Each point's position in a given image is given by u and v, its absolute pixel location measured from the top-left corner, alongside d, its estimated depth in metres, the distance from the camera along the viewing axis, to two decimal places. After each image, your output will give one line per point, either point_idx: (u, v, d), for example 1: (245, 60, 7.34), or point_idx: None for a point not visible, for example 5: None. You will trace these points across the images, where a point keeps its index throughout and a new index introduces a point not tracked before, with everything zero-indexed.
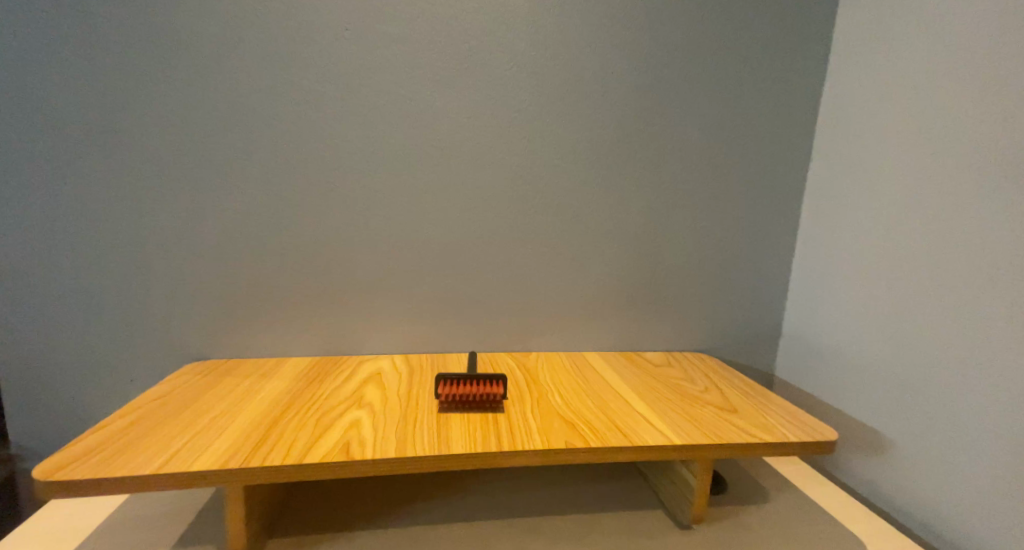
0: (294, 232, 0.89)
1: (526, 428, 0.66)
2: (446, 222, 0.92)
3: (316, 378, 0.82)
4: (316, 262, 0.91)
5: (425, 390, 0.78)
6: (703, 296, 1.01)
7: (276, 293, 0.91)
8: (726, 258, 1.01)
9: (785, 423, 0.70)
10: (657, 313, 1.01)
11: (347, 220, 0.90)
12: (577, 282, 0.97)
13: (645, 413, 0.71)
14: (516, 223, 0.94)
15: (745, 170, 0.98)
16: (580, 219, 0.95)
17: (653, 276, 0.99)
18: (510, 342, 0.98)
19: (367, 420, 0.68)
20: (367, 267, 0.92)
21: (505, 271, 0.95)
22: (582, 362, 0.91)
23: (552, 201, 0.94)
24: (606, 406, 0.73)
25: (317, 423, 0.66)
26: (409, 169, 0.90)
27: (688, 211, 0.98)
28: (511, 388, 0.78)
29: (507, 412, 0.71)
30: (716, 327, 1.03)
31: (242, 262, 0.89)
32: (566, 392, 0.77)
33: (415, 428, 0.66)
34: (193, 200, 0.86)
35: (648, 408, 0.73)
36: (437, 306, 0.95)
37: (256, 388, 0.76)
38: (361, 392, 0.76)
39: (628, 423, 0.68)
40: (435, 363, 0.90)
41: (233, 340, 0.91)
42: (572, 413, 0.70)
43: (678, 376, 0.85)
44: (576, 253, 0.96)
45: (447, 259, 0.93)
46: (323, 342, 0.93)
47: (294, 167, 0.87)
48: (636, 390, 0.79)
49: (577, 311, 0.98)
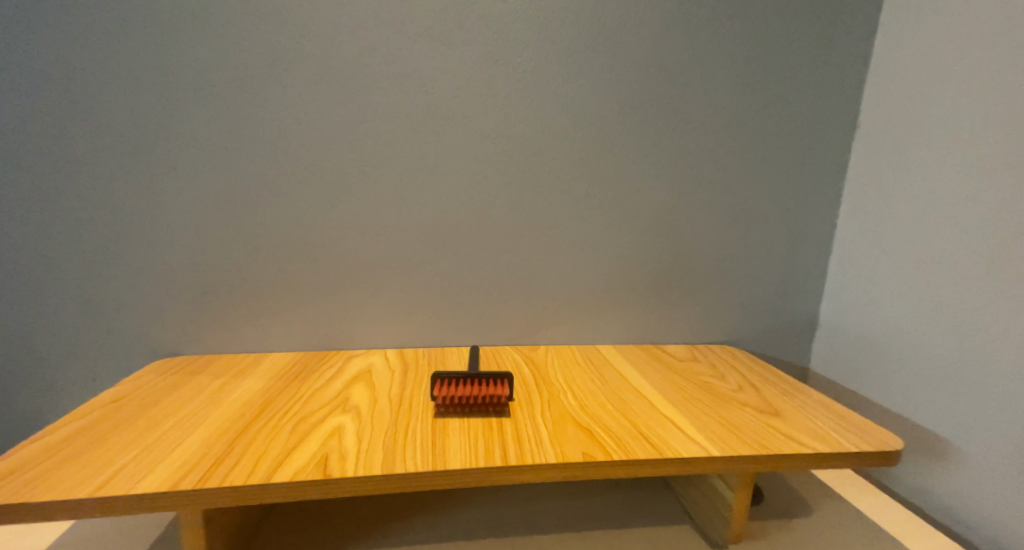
0: (271, 213, 0.79)
1: (536, 436, 0.57)
2: (443, 201, 0.82)
3: (297, 377, 0.72)
4: (298, 248, 0.81)
5: (421, 390, 0.68)
6: (730, 283, 0.91)
7: (253, 282, 0.81)
8: (756, 240, 0.90)
9: (838, 430, 0.60)
10: (678, 302, 0.91)
11: (331, 200, 0.80)
12: (590, 268, 0.87)
13: (673, 417, 0.62)
14: (521, 203, 0.84)
15: (779, 141, 0.87)
16: (594, 198, 0.85)
17: (674, 261, 0.89)
18: (515, 335, 0.88)
19: (351, 427, 0.58)
20: (355, 252, 0.82)
21: (509, 257, 0.85)
22: (596, 357, 0.81)
23: (562, 177, 0.84)
24: (627, 409, 0.63)
25: (293, 432, 0.57)
26: (401, 141, 0.79)
27: (715, 187, 0.87)
28: (518, 388, 0.68)
29: (513, 415, 0.61)
30: (744, 317, 0.93)
31: (213, 248, 0.79)
32: (580, 392, 0.67)
33: (406, 437, 0.57)
34: (155, 178, 0.76)
35: (676, 411, 0.63)
36: (434, 296, 0.85)
37: (227, 390, 0.68)
38: (347, 394, 0.67)
39: (654, 429, 0.59)
40: (433, 359, 0.81)
41: (206, 335, 0.82)
42: (589, 418, 0.61)
43: (706, 372, 0.75)
44: (588, 235, 0.86)
45: (444, 243, 0.83)
46: (307, 335, 0.84)
47: (270, 139, 0.77)
48: (660, 389, 0.69)
49: (590, 300, 0.89)
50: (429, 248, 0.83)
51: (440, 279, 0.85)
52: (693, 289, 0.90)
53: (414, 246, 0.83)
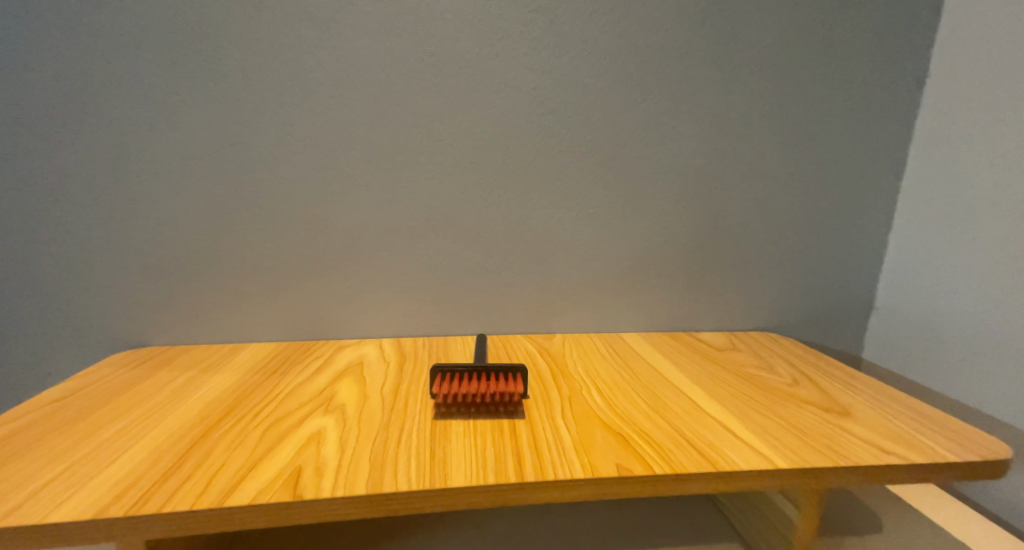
0: (246, 183, 0.69)
1: (557, 444, 0.46)
2: (444, 168, 0.71)
3: (276, 371, 0.62)
4: (278, 224, 0.71)
5: (418, 386, 0.58)
6: (774, 263, 0.80)
7: (228, 263, 0.71)
8: (804, 212, 0.78)
9: (924, 434, 0.49)
10: (713, 284, 0.79)
11: (315, 167, 0.69)
12: (613, 245, 0.76)
13: (723, 417, 0.51)
14: (534, 169, 0.72)
15: (834, 95, 0.75)
16: (618, 163, 0.74)
17: (710, 236, 0.78)
18: (527, 322, 0.78)
19: (333, 433, 0.48)
20: (343, 228, 0.72)
21: (520, 233, 0.74)
22: (621, 347, 0.71)
23: (581, 139, 0.72)
24: (665, 408, 0.53)
25: (261, 439, 0.47)
26: (395, 97, 0.68)
27: (759, 150, 0.76)
28: (532, 383, 0.58)
29: (529, 417, 0.51)
30: (788, 301, 0.81)
31: (180, 224, 0.69)
32: (607, 388, 0.57)
33: (400, 445, 0.47)
34: (108, 141, 0.66)
35: (725, 410, 0.52)
36: (436, 279, 0.75)
37: (193, 386, 0.58)
38: (332, 390, 0.57)
39: (700, 433, 0.48)
40: (434, 350, 0.70)
41: (175, 323, 0.72)
42: (621, 419, 0.50)
43: (752, 363, 0.65)
44: (612, 207, 0.75)
45: (446, 217, 0.73)
46: (292, 323, 0.74)
47: (242, 94, 0.66)
48: (701, 384, 0.59)
49: (613, 282, 0.78)
50: (429, 223, 0.72)
51: (441, 259, 0.74)
52: (731, 269, 0.79)
53: (412, 221, 0.72)
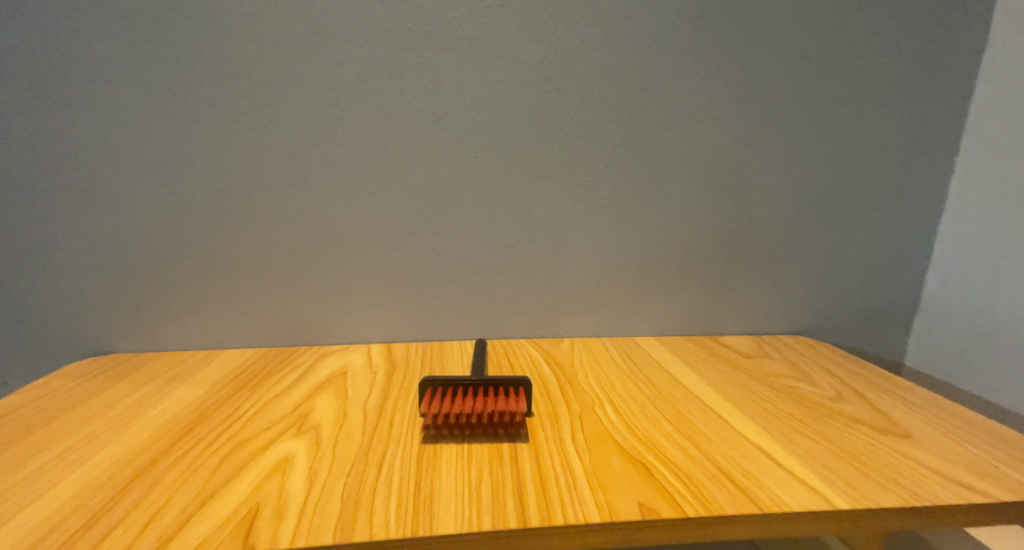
0: (216, 171, 0.62)
1: (566, 476, 0.39)
2: (437, 154, 0.63)
3: (249, 383, 0.55)
4: (253, 217, 0.63)
5: (406, 402, 0.51)
6: (808, 259, 0.71)
7: (199, 262, 0.64)
8: (843, 202, 0.70)
9: (1002, 463, 0.42)
10: (739, 283, 0.71)
11: (293, 153, 0.62)
12: (628, 240, 0.68)
13: (762, 441, 0.43)
14: (538, 154, 0.64)
15: (880, 67, 0.66)
16: (634, 147, 0.65)
17: (737, 230, 0.69)
18: (532, 325, 0.70)
19: (302, 461, 0.41)
20: (326, 222, 0.64)
21: (523, 226, 0.66)
22: (637, 353, 0.63)
23: (592, 120, 0.64)
24: (692, 430, 0.45)
25: (217, 470, 0.40)
26: (381, 72, 0.60)
27: (793, 132, 0.67)
28: (537, 398, 0.51)
29: (533, 441, 0.44)
30: (823, 302, 0.73)
31: (144, 217, 0.62)
32: (623, 404, 0.50)
33: (379, 477, 0.39)
34: (62, 125, 0.59)
35: (762, 431, 0.45)
36: (430, 278, 0.67)
37: (153, 399, 0.52)
38: (309, 405, 0.50)
39: (735, 462, 0.41)
40: (427, 357, 0.63)
41: (143, 328, 0.66)
42: (642, 444, 0.43)
43: (787, 373, 0.57)
44: (627, 198, 0.67)
45: (439, 209, 0.65)
46: (271, 327, 0.67)
47: (208, 71, 0.59)
48: (732, 399, 0.51)
49: (627, 281, 0.70)
50: (422, 215, 0.65)
51: (436, 256, 0.66)
52: (759, 266, 0.71)
53: (403, 213, 0.65)
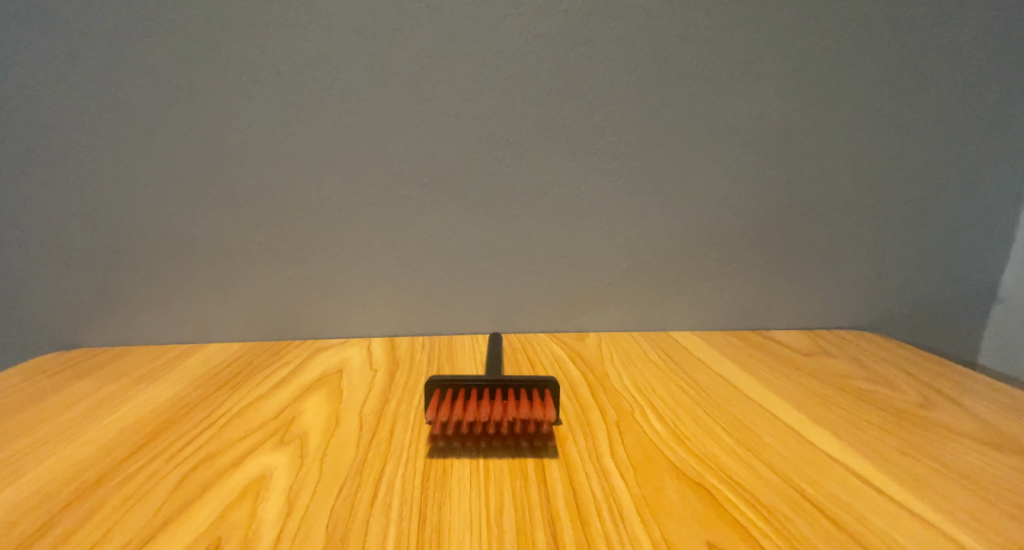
0: (194, 140, 0.54)
1: (610, 505, 0.31)
2: (446, 120, 0.55)
3: (229, 382, 0.48)
4: (237, 194, 0.56)
5: (410, 405, 0.43)
6: (869, 244, 0.62)
7: (176, 245, 0.57)
8: (912, 178, 0.61)
9: None
10: (789, 271, 0.63)
11: (280, 119, 0.54)
12: (664, 221, 0.60)
13: (849, 463, 0.36)
14: (562, 121, 0.56)
15: (963, 19, 0.57)
16: (672, 113, 0.57)
17: (789, 210, 0.60)
18: (552, 318, 0.62)
19: (281, 480, 0.34)
20: (320, 199, 0.56)
21: (544, 205, 0.58)
22: (674, 350, 0.55)
23: (624, 81, 0.55)
24: (758, 445, 0.37)
25: (175, 491, 0.33)
26: (380, 24, 0.52)
27: (857, 96, 0.58)
28: (566, 401, 0.43)
29: (564, 456, 0.36)
30: (884, 293, 0.64)
31: (114, 194, 0.55)
32: (668, 410, 0.42)
33: (374, 503, 0.32)
34: (20, 89, 0.52)
35: (848, 450, 0.37)
36: (438, 264, 0.59)
37: (117, 400, 0.45)
38: (296, 407, 0.43)
39: (820, 493, 0.33)
40: (434, 354, 0.55)
41: (118, 319, 0.59)
42: (699, 464, 0.35)
43: (856, 374, 0.49)
44: (663, 172, 0.58)
45: (449, 186, 0.57)
46: (261, 320, 0.60)
47: (182, 24, 0.51)
48: (797, 404, 0.43)
49: (661, 269, 0.61)
50: (429, 191, 0.57)
51: (444, 239, 0.58)
52: (813, 251, 0.62)
53: (407, 189, 0.57)
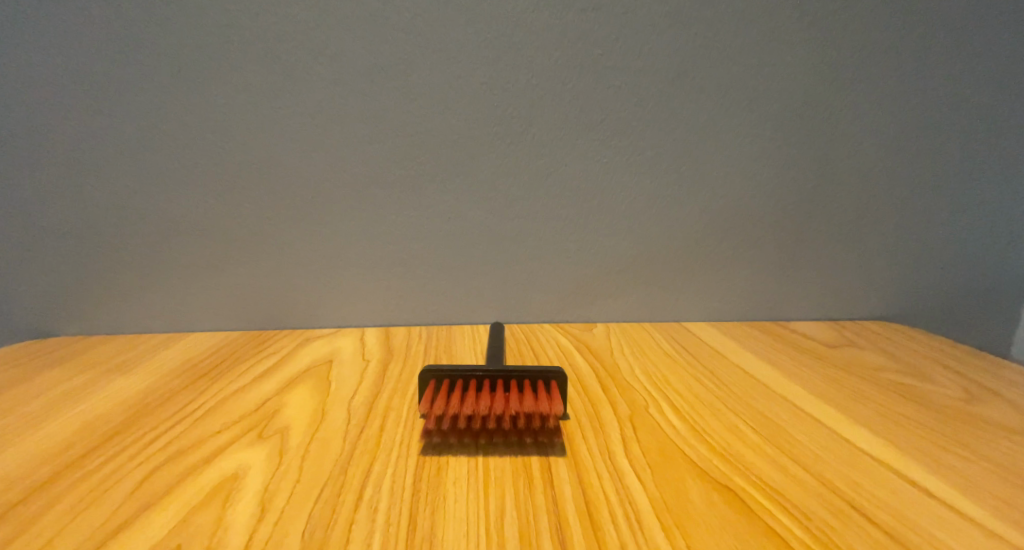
0: (173, 114, 0.50)
1: (626, 510, 0.28)
2: (444, 92, 0.51)
3: (209, 373, 0.44)
4: (219, 173, 0.52)
5: (404, 398, 0.40)
6: (898, 228, 0.58)
7: (155, 227, 0.53)
8: (947, 157, 0.56)
9: None
10: (812, 259, 0.58)
11: (266, 90, 0.50)
12: (678, 204, 0.56)
13: (893, 464, 0.32)
14: (569, 94, 0.52)
15: None
16: (689, 86, 0.52)
17: (812, 192, 0.56)
18: (558, 308, 0.58)
19: (255, 479, 0.30)
20: (309, 178, 0.52)
21: (550, 186, 0.54)
22: (689, 341, 0.51)
23: (636, 50, 0.51)
24: (789, 443, 0.34)
25: (136, 492, 0.29)
26: None
27: (888, 70, 0.53)
28: (574, 395, 0.39)
29: (573, 455, 0.32)
30: (912, 284, 0.60)
31: (89, 172, 0.51)
32: (686, 404, 0.38)
33: (359, 506, 0.28)
34: None
35: (891, 449, 0.33)
36: (436, 249, 0.55)
37: (85, 391, 0.41)
38: (279, 399, 0.39)
39: (865, 498, 0.29)
40: (431, 344, 0.52)
41: (95, 307, 0.55)
42: (725, 463, 0.31)
43: (888, 367, 0.45)
44: (677, 152, 0.54)
45: (447, 166, 0.53)
46: (247, 308, 0.56)
47: None
48: (828, 398, 0.39)
49: (674, 255, 0.57)
50: (426, 170, 0.53)
51: (442, 221, 0.55)
52: (837, 237, 0.58)
53: (402, 168, 0.53)
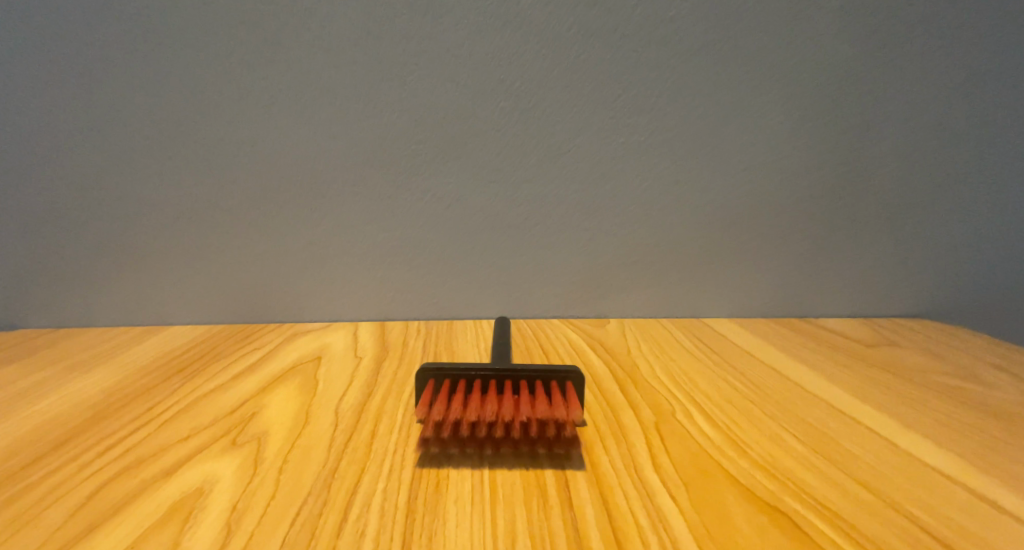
0: (145, 84, 0.46)
1: (661, 536, 0.23)
2: (446, 62, 0.46)
3: (184, 369, 0.40)
4: (199, 152, 0.47)
5: (400, 400, 0.35)
6: (942, 218, 0.53)
7: (130, 210, 0.49)
8: (1000, 139, 0.51)
9: None
10: (845, 250, 0.54)
11: (247, 58, 0.45)
12: (701, 189, 0.51)
13: (970, 484, 0.27)
14: (583, 67, 0.47)
15: None
16: (716, 58, 0.47)
17: (848, 178, 0.51)
18: (568, 302, 0.54)
19: (222, 496, 0.26)
20: (297, 157, 0.48)
21: (561, 168, 0.50)
22: (713, 339, 0.47)
23: (658, 17, 0.46)
24: (843, 458, 0.29)
25: (80, 509, 0.25)
26: None
27: (939, 42, 0.48)
28: (592, 398, 0.35)
29: (593, 469, 0.28)
30: (953, 280, 0.55)
31: (55, 148, 0.47)
32: (718, 410, 0.34)
33: (343, 530, 0.24)
34: None
35: (964, 468, 0.29)
36: (436, 236, 0.51)
37: (43, 389, 0.37)
38: (259, 400, 0.35)
39: (945, 528, 0.24)
40: (431, 340, 0.47)
41: (66, 297, 0.51)
42: (772, 481, 0.27)
43: (938, 370, 0.41)
44: (700, 132, 0.49)
45: (449, 146, 0.48)
46: (231, 300, 0.52)
47: None
48: (878, 405, 0.35)
49: (695, 247, 0.53)
50: (426, 149, 0.48)
51: (444, 206, 0.50)
52: (875, 227, 0.53)
53: (400, 148, 0.48)
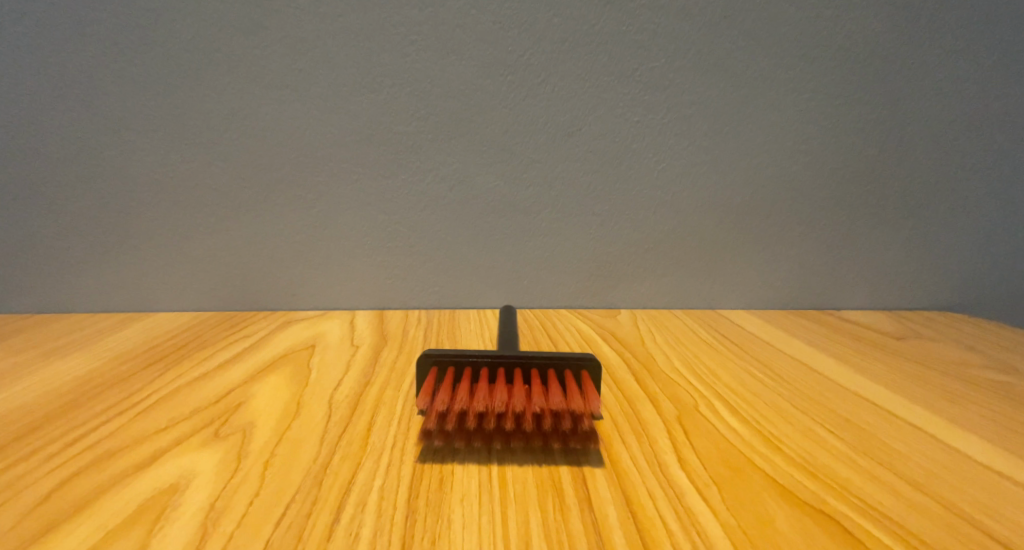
0: (130, 53, 0.43)
1: (695, 541, 0.21)
2: (450, 34, 0.44)
3: (168, 356, 0.37)
4: (187, 128, 0.45)
5: (400, 391, 0.33)
6: (971, 204, 0.50)
7: (115, 190, 0.46)
8: None
9: None
10: (869, 238, 0.51)
11: (239, 27, 0.42)
12: (718, 172, 0.48)
13: None
14: (596, 40, 0.44)
15: None
16: (736, 32, 0.45)
17: (872, 162, 0.49)
18: (576, 291, 0.51)
19: (199, 494, 0.23)
20: (291, 134, 0.45)
21: (571, 149, 0.47)
22: (731, 330, 0.44)
23: None
24: (887, 455, 0.27)
25: (40, 506, 0.22)
26: None
27: (971, 17, 0.45)
28: (607, 390, 0.32)
29: (614, 467, 0.25)
30: (979, 270, 0.53)
31: (35, 123, 0.44)
32: (744, 404, 0.31)
33: (334, 533, 0.21)
34: None
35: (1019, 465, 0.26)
36: (438, 220, 0.48)
37: (14, 376, 0.34)
38: (246, 389, 0.32)
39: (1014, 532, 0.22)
40: (432, 329, 0.45)
41: (47, 283, 0.48)
42: (811, 480, 0.24)
43: (974, 362, 0.38)
44: (718, 112, 0.47)
45: (452, 124, 0.46)
46: (221, 286, 0.49)
47: None
48: (916, 400, 0.32)
49: (710, 234, 0.50)
50: (428, 126, 0.46)
51: (447, 187, 0.47)
52: (901, 213, 0.50)
53: (400, 126, 0.45)
